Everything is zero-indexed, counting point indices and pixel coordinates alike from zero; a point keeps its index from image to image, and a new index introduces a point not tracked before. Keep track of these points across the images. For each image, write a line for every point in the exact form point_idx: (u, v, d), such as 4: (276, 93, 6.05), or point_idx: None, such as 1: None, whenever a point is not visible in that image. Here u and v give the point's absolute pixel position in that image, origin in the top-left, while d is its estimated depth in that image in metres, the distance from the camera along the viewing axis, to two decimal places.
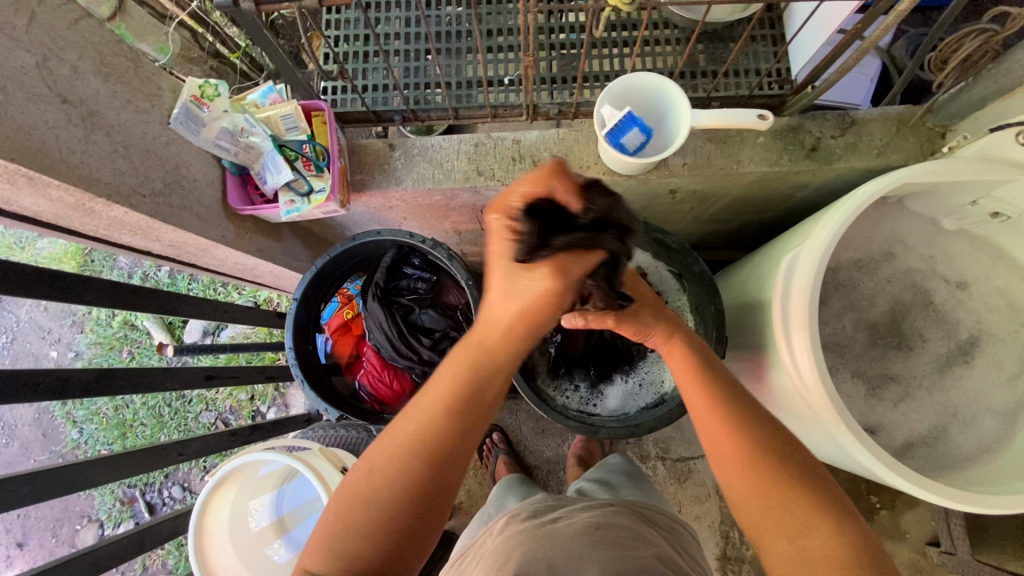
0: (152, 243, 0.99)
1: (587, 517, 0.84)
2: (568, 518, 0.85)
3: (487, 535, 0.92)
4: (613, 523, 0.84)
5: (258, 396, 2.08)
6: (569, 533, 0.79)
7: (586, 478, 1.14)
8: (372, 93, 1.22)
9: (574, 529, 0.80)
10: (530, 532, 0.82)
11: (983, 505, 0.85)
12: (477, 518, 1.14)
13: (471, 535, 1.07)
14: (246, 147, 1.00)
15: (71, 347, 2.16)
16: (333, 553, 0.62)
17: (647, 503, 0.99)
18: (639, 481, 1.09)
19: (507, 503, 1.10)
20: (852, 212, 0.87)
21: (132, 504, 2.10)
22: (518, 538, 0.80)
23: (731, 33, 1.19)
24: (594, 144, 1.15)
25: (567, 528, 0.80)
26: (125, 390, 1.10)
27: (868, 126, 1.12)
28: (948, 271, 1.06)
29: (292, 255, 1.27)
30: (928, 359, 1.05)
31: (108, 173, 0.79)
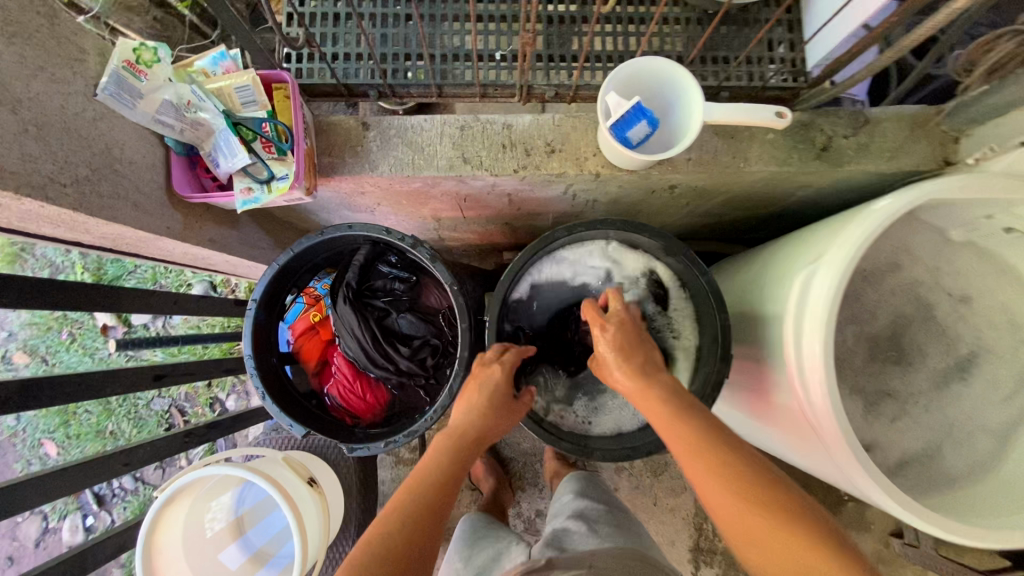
0: (82, 236, 0.84)
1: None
2: None
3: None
4: None
5: (216, 382, 1.95)
6: None
7: (565, 508, 1.10)
8: (343, 63, 1.07)
9: None
10: None
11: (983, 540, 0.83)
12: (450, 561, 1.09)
13: None
14: (194, 124, 0.87)
15: (2, 328, 1.96)
16: None
17: (631, 544, 0.95)
18: (619, 515, 1.06)
19: (480, 546, 1.08)
20: (873, 228, 0.81)
21: (78, 496, 1.96)
22: None
23: (746, 14, 1.09)
24: (593, 132, 1.04)
25: None
26: (57, 400, 0.97)
27: (881, 127, 1.06)
28: (952, 284, 1.02)
29: (251, 244, 1.13)
30: (926, 375, 1.02)
31: (16, 160, 0.64)
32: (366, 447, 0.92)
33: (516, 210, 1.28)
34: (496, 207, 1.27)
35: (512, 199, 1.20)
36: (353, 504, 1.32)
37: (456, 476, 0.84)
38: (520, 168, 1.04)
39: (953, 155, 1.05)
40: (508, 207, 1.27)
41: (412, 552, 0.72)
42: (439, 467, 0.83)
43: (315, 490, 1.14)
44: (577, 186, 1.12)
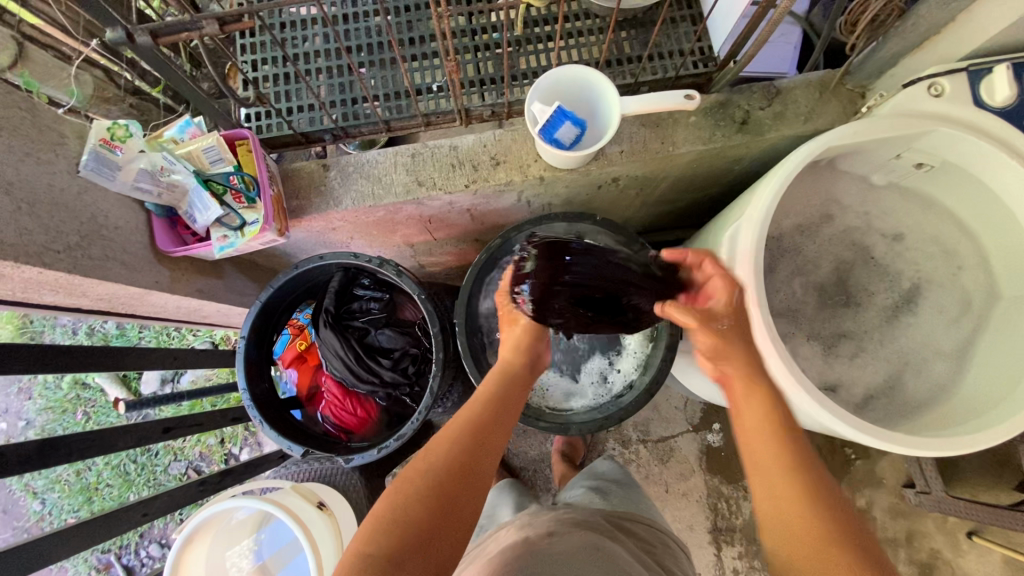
0: (80, 300, 0.93)
1: (585, 532, 0.82)
2: (566, 533, 0.82)
3: (487, 548, 0.91)
4: (610, 543, 0.80)
5: (228, 437, 2.02)
6: (567, 551, 0.75)
7: (576, 485, 1.13)
8: (299, 115, 1.19)
9: (571, 546, 0.77)
10: (529, 545, 0.78)
11: (964, 446, 0.87)
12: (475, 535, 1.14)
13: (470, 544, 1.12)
14: (169, 186, 0.97)
15: (20, 416, 2.04)
16: (383, 544, 0.68)
17: (636, 515, 0.97)
18: (630, 491, 1.08)
19: (500, 511, 1.17)
20: (785, 180, 0.91)
21: (108, 570, 1.98)
22: (517, 550, 0.77)
23: (650, 17, 1.21)
24: (531, 141, 1.15)
25: (565, 545, 0.77)
26: (72, 457, 1.04)
27: (792, 94, 1.15)
28: (884, 225, 1.09)
29: (238, 291, 1.22)
30: (875, 312, 1.08)
31: (13, 234, 0.74)
32: (361, 456, 1.00)
33: (480, 224, 1.38)
34: (460, 225, 1.36)
35: (473, 214, 1.29)
36: None
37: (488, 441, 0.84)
38: (470, 183, 1.14)
39: (863, 108, 1.13)
40: (472, 223, 1.36)
41: (459, 501, 0.75)
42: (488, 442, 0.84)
43: (325, 512, 1.19)
44: (528, 192, 1.21)
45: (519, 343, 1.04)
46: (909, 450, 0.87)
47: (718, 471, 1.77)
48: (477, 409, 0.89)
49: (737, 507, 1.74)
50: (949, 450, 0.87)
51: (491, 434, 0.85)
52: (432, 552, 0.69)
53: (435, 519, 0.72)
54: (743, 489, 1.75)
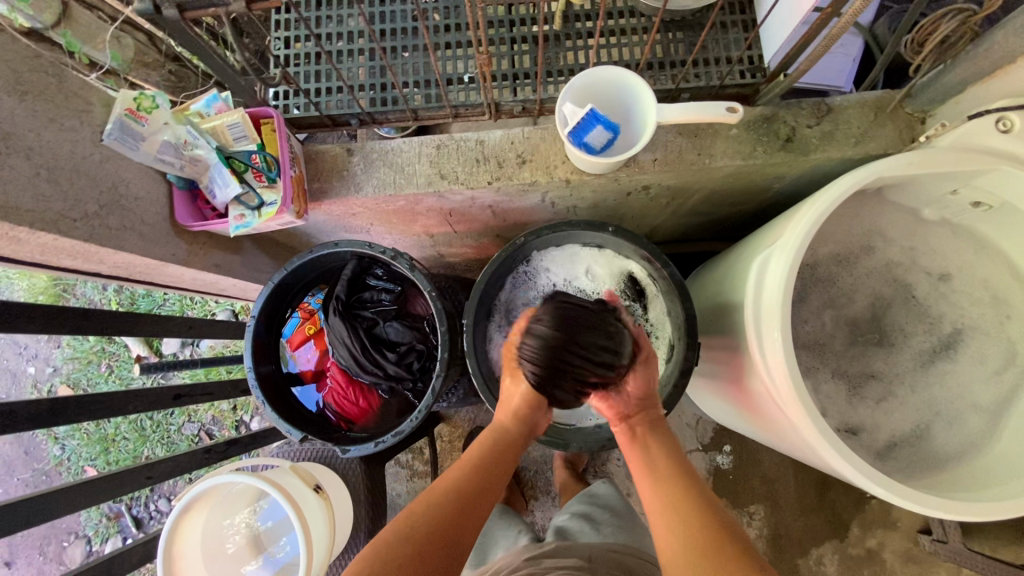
0: (97, 266, 0.94)
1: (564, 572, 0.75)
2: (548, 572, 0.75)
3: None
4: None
5: (240, 405, 2.06)
6: None
7: (569, 510, 1.09)
8: (327, 96, 1.17)
9: None
10: None
11: (996, 512, 0.81)
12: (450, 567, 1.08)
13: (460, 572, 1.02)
14: (192, 159, 0.97)
15: (48, 363, 2.12)
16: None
17: (624, 547, 0.91)
18: (624, 518, 1.03)
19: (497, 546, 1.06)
20: (824, 210, 0.83)
21: (118, 519, 2.06)
22: None
23: (698, 19, 1.14)
24: (560, 142, 1.10)
25: None
26: (82, 417, 1.06)
27: (844, 114, 1.08)
28: (930, 263, 1.02)
29: (254, 267, 1.22)
30: (910, 355, 1.01)
31: (30, 199, 0.74)
32: (358, 447, 0.99)
33: (501, 221, 1.34)
34: (481, 220, 1.33)
35: (494, 210, 1.26)
36: (362, 513, 1.36)
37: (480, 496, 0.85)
38: (494, 180, 1.11)
39: (921, 135, 1.05)
40: (493, 219, 1.33)
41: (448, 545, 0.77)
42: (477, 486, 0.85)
43: (321, 496, 1.20)
44: (553, 193, 1.17)
45: (518, 410, 0.92)
46: (923, 507, 0.82)
47: (724, 493, 1.71)
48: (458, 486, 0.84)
49: None
50: (964, 514, 0.81)
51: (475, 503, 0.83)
52: None
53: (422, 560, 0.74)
54: (748, 515, 1.70)
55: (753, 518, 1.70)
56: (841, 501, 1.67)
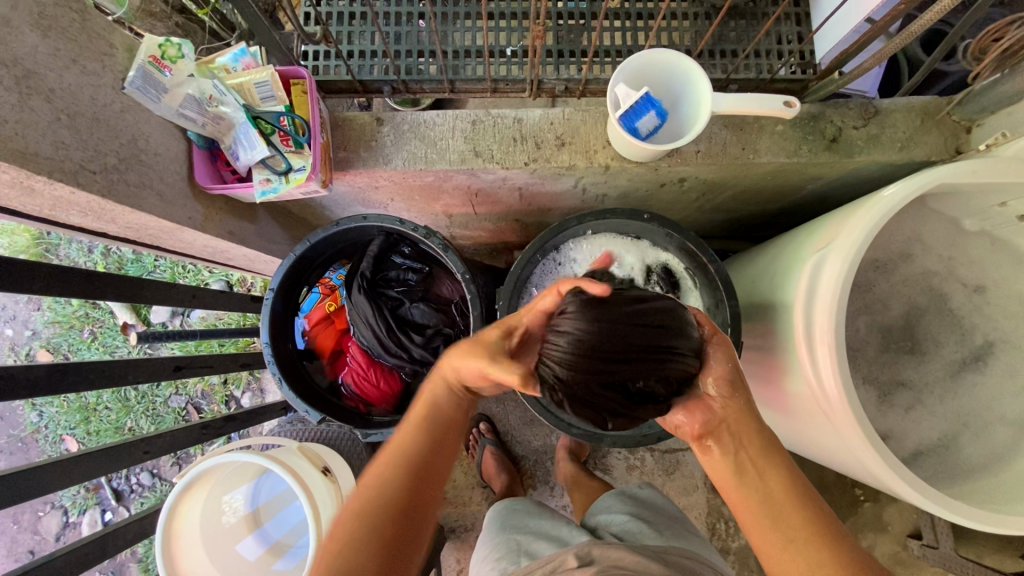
0: (108, 225, 0.87)
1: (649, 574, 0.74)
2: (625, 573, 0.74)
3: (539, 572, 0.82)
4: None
5: (232, 379, 1.98)
6: None
7: (614, 508, 1.06)
8: (358, 60, 1.10)
9: None
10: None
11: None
12: (485, 553, 1.02)
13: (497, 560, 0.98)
14: (215, 118, 0.90)
15: (27, 326, 2.02)
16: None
17: (690, 550, 0.90)
18: (673, 521, 1.02)
19: (539, 532, 1.01)
20: (884, 215, 0.81)
21: (97, 491, 1.97)
22: None
23: (754, 9, 1.11)
24: (601, 125, 1.06)
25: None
26: (80, 385, 1.00)
27: (892, 117, 1.06)
28: (967, 274, 1.01)
29: (268, 238, 1.16)
30: (941, 365, 1.00)
31: (49, 146, 0.68)
32: (380, 433, 0.95)
33: (526, 205, 1.30)
34: (506, 203, 1.29)
35: (523, 193, 1.22)
36: None
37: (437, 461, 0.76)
38: (530, 161, 1.06)
39: (966, 145, 1.05)
40: (519, 203, 1.28)
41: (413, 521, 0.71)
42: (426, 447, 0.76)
43: (330, 479, 1.15)
44: (588, 179, 1.13)
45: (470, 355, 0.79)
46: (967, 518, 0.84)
47: None
48: (394, 489, 0.72)
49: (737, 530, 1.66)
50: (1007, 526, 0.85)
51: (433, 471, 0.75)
52: None
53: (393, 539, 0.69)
54: None
55: None
56: (835, 503, 1.68)
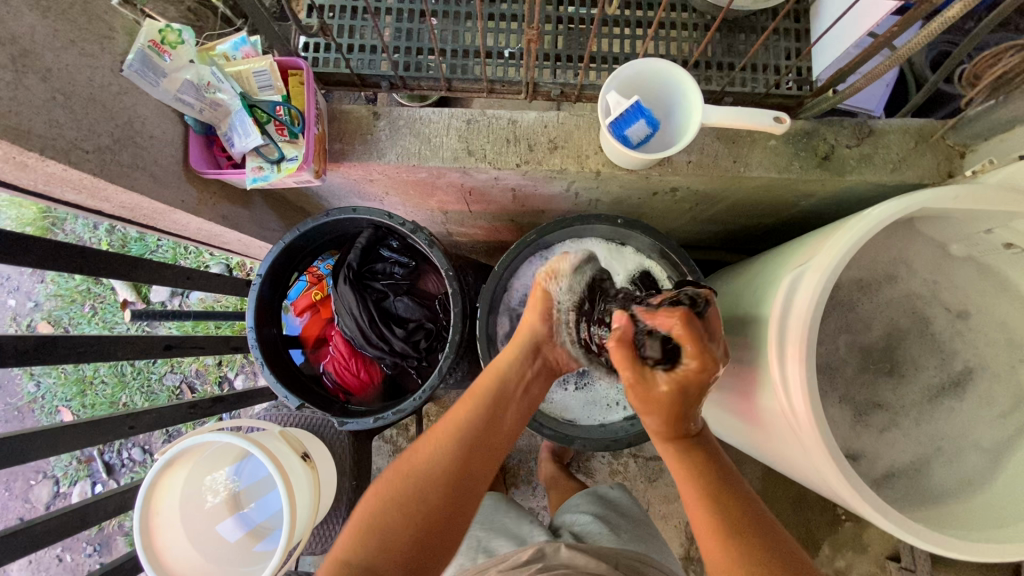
0: (102, 204, 0.89)
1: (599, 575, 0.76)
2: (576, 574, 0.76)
3: (494, 569, 0.84)
4: None
5: (226, 361, 2.01)
6: None
7: (580, 508, 1.07)
8: (359, 54, 1.11)
9: None
10: None
11: (988, 555, 0.83)
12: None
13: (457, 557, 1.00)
14: (213, 104, 0.92)
15: (30, 298, 2.05)
16: (375, 526, 0.73)
17: (647, 555, 0.91)
18: (637, 524, 1.03)
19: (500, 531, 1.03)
20: (863, 234, 0.81)
21: (89, 463, 2.01)
22: None
23: (754, 22, 1.12)
24: (594, 131, 1.07)
25: None
26: (70, 358, 1.02)
27: (886, 137, 1.06)
28: (950, 298, 1.01)
29: (262, 224, 1.17)
30: (919, 388, 1.00)
31: (43, 124, 0.70)
32: (356, 421, 0.97)
33: (520, 206, 1.31)
34: (500, 203, 1.29)
35: (516, 194, 1.22)
36: (346, 485, 1.34)
37: (490, 437, 0.81)
38: (522, 162, 1.07)
39: (959, 169, 1.04)
40: (512, 203, 1.29)
41: (461, 487, 0.77)
42: (473, 419, 0.81)
43: (308, 465, 1.17)
44: (579, 184, 1.14)
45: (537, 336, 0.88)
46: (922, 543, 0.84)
47: None
48: (443, 460, 0.77)
49: None
50: (960, 552, 0.84)
51: (482, 448, 0.80)
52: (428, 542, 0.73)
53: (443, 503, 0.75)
54: None
55: None
56: (817, 520, 1.67)
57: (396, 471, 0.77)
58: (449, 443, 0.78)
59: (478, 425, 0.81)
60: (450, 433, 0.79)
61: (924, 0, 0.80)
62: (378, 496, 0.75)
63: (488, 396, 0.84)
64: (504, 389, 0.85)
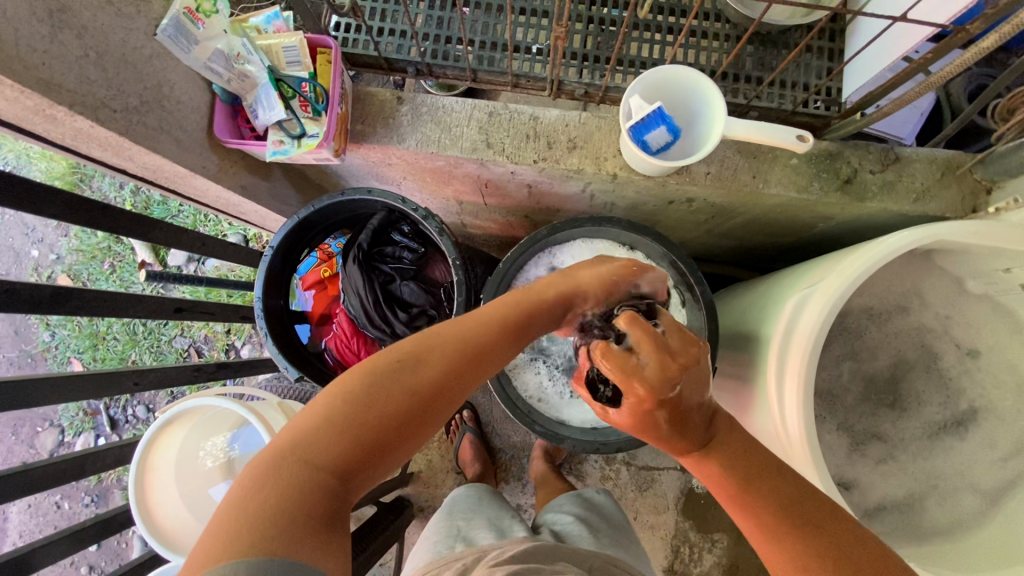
0: (126, 163, 0.91)
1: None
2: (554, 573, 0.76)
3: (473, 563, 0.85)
4: None
5: (234, 330, 2.05)
6: None
7: (564, 508, 1.08)
8: (388, 37, 1.12)
9: None
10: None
11: None
12: (430, 533, 1.06)
13: (437, 542, 1.01)
14: (240, 75, 0.93)
15: (53, 250, 2.11)
16: (353, 407, 0.62)
17: (625, 562, 0.92)
18: (619, 531, 1.03)
19: (481, 523, 1.04)
20: (876, 260, 0.80)
21: (94, 416, 2.06)
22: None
23: (788, 38, 1.10)
24: (615, 134, 1.07)
25: None
26: (83, 311, 1.05)
27: (911, 166, 1.04)
28: (961, 335, 0.98)
29: (279, 197, 1.19)
30: (920, 423, 0.99)
31: (75, 80, 0.72)
32: None
33: (534, 203, 1.31)
34: (515, 197, 1.29)
35: (531, 190, 1.22)
36: None
37: (496, 353, 0.72)
38: (539, 159, 1.07)
39: (983, 206, 1.02)
40: (527, 199, 1.29)
41: (451, 393, 0.67)
42: (490, 331, 0.72)
43: None
44: (595, 185, 1.14)
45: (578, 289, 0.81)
46: None
47: (692, 516, 1.63)
48: (446, 360, 0.67)
49: (700, 556, 1.62)
50: None
51: (485, 364, 0.70)
52: (399, 438, 0.63)
53: (429, 403, 0.65)
54: (712, 542, 1.62)
55: (715, 546, 1.62)
56: None
57: (392, 376, 0.64)
58: (459, 344, 0.69)
59: (491, 337, 0.71)
60: (463, 334, 0.70)
61: (961, 30, 0.79)
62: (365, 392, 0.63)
63: (506, 319, 0.74)
64: (528, 313, 0.76)
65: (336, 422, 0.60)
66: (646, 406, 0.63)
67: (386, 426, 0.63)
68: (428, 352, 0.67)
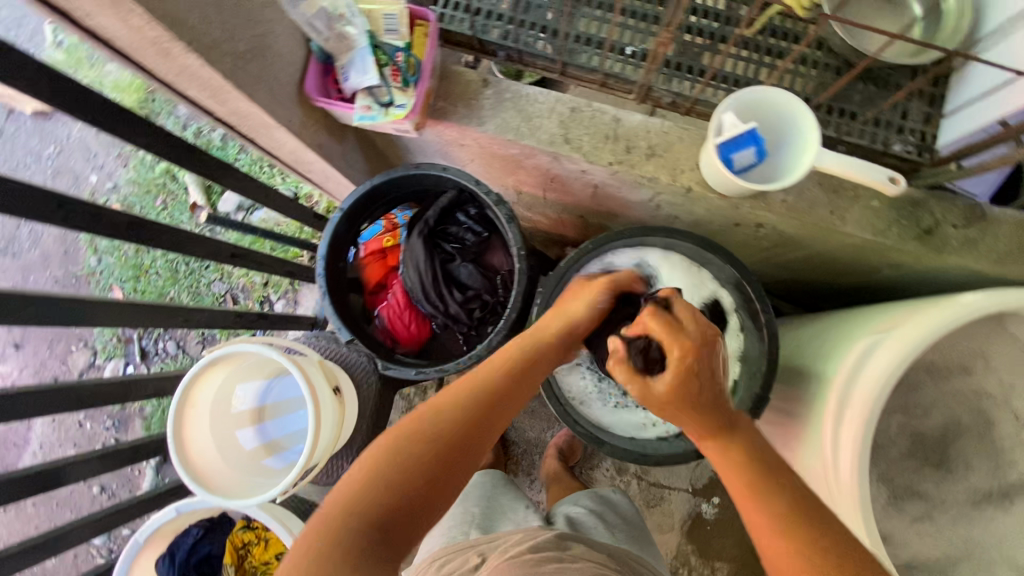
0: (217, 106, 0.92)
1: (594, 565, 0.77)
2: (574, 560, 0.76)
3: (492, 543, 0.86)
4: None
5: (272, 284, 2.08)
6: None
7: (579, 501, 1.08)
8: (483, 18, 1.12)
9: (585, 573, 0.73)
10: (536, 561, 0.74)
11: None
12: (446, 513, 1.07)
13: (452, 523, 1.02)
14: (339, 36, 0.95)
15: (111, 178, 2.17)
16: (404, 447, 0.72)
17: (642, 560, 0.92)
18: (634, 530, 1.03)
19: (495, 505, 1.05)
20: (956, 316, 0.78)
21: (126, 344, 2.12)
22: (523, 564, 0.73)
23: (890, 76, 1.07)
24: (696, 148, 1.06)
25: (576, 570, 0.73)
26: (150, 242, 1.08)
27: (996, 227, 1.01)
28: (1021, 406, 0.96)
29: (349, 161, 1.20)
30: (963, 489, 0.96)
31: (194, 18, 0.74)
32: (398, 369, 1.02)
33: (595, 204, 1.30)
34: (578, 196, 1.29)
35: (597, 191, 1.22)
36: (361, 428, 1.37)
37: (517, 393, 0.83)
38: (615, 162, 1.06)
39: None
40: (589, 200, 1.28)
41: (486, 430, 0.78)
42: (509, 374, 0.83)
43: (336, 400, 1.20)
44: (665, 197, 1.12)
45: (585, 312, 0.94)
46: None
47: (695, 540, 1.62)
48: (474, 401, 0.78)
49: None
50: None
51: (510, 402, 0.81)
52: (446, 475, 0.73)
53: (467, 438, 0.76)
54: (711, 570, 1.61)
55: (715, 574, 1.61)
56: None
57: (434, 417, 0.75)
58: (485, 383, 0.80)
59: (512, 379, 0.82)
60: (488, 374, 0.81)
61: None
62: (414, 431, 0.74)
63: (521, 357, 0.85)
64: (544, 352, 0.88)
65: (392, 460, 0.71)
66: (689, 363, 0.71)
67: (433, 460, 0.72)
68: (460, 394, 0.78)
